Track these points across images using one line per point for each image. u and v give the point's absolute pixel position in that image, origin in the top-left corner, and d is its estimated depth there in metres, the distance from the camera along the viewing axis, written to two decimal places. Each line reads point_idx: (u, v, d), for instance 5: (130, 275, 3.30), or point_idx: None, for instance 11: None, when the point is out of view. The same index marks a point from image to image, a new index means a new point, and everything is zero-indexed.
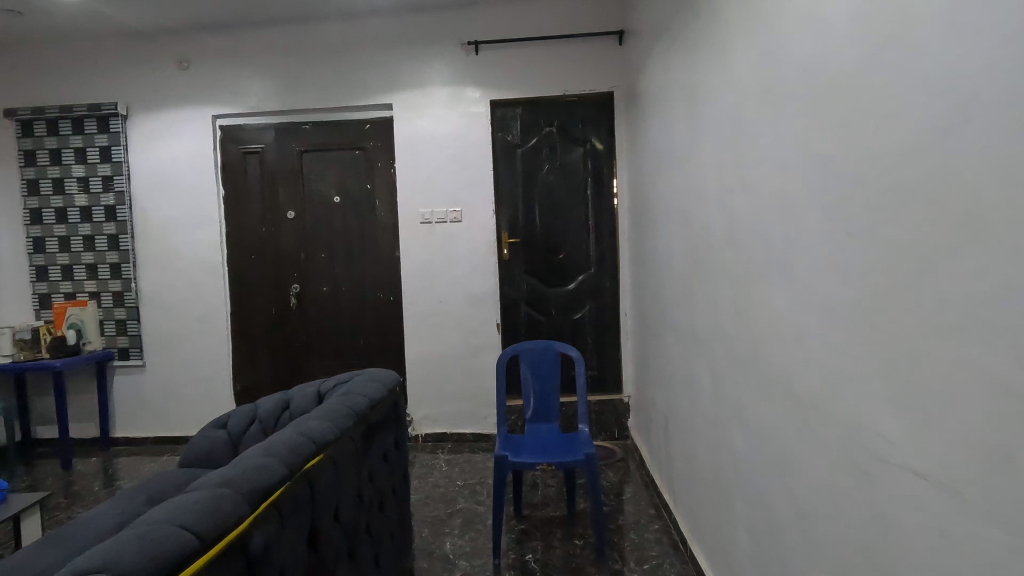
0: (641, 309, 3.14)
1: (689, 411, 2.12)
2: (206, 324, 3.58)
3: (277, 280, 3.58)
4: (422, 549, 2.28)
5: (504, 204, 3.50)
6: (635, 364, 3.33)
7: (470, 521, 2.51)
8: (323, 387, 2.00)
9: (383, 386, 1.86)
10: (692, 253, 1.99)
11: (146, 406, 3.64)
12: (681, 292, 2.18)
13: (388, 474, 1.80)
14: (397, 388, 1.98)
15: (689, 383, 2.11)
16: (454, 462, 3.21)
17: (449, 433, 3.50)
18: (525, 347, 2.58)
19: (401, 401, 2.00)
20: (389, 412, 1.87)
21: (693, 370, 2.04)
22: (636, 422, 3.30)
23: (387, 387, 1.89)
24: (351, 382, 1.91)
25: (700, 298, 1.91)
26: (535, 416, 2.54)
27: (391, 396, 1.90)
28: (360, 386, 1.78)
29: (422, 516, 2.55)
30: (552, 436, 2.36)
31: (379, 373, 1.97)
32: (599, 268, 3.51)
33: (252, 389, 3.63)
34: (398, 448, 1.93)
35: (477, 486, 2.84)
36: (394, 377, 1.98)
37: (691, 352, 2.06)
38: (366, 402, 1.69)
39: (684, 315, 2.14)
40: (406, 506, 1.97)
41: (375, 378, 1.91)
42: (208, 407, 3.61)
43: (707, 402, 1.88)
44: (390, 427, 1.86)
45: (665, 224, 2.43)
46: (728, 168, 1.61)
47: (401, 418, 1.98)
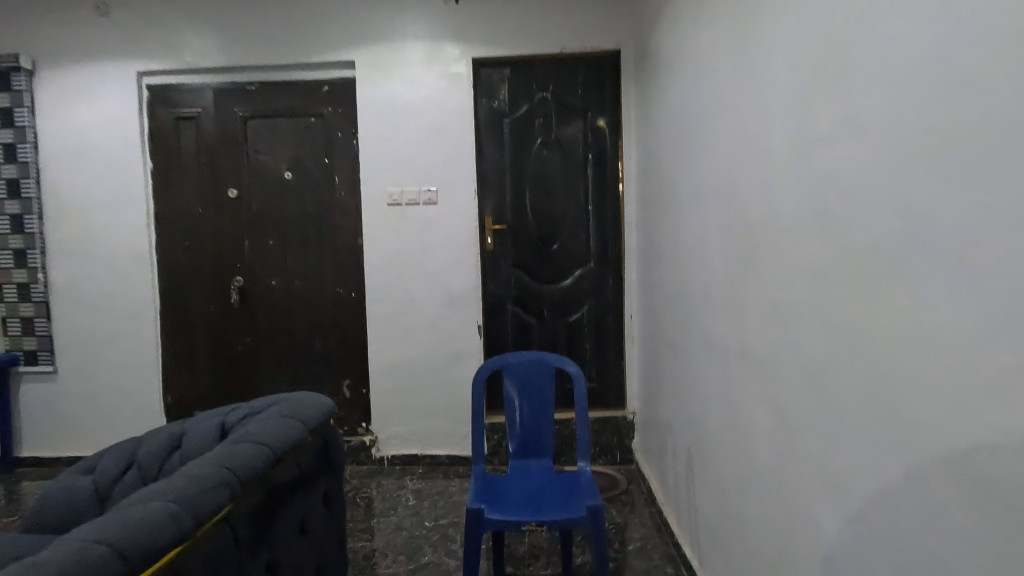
0: (651, 311, 2.61)
1: (730, 451, 1.60)
2: (131, 323, 2.99)
3: (215, 273, 2.99)
4: None
5: (488, 185, 2.95)
6: (642, 376, 2.81)
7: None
8: (230, 419, 1.48)
9: (306, 418, 1.32)
10: (742, 240, 1.46)
11: (58, 421, 3.03)
12: (720, 293, 1.65)
13: (308, 547, 1.26)
14: (333, 420, 1.44)
15: (731, 415, 1.59)
16: (423, 493, 2.66)
17: (421, 455, 2.95)
18: (510, 361, 2.04)
19: (338, 435, 1.46)
20: (313, 458, 1.31)
21: (741, 399, 1.51)
22: (644, 444, 2.76)
23: (317, 420, 1.34)
24: (263, 414, 1.36)
25: (757, 301, 1.37)
26: (521, 449, 1.99)
27: (319, 434, 1.35)
28: (267, 422, 1.23)
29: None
30: (543, 476, 1.82)
31: (309, 400, 1.42)
32: (600, 262, 2.97)
33: (186, 402, 3.04)
34: (327, 503, 1.38)
35: (449, 530, 2.29)
36: (326, 405, 1.44)
37: (737, 376, 1.53)
38: (274, 450, 1.14)
39: (727, 324, 1.60)
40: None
41: (296, 405, 1.36)
42: (134, 422, 3.03)
43: (763, 445, 1.36)
44: (315, 479, 1.32)
45: (693, 206, 1.90)
46: (817, 109, 1.08)
47: (339, 460, 1.44)
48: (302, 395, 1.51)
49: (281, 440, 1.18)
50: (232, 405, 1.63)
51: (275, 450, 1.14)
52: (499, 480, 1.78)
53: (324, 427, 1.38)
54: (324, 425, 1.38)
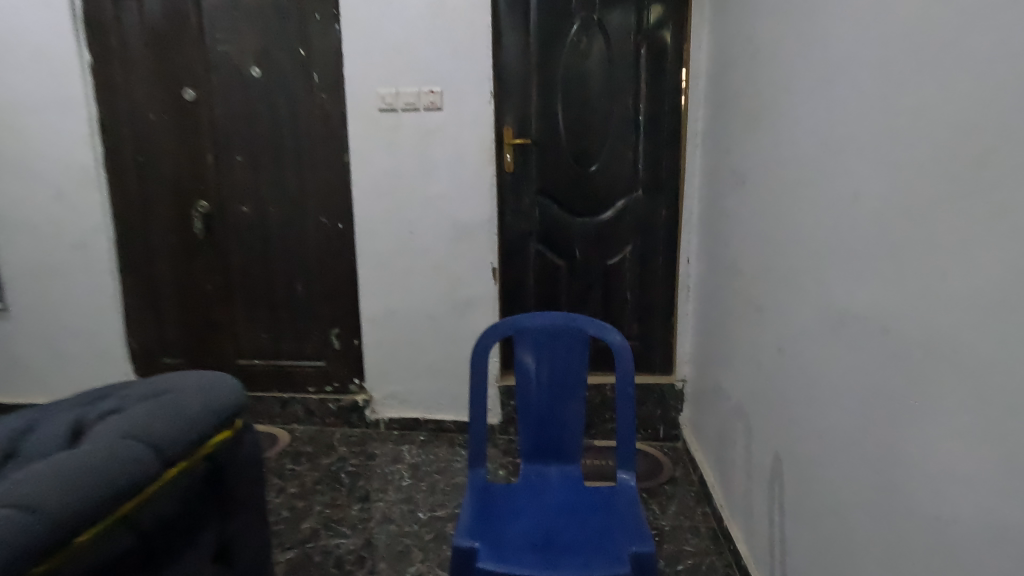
0: (716, 257, 1.98)
1: (876, 491, 1.02)
2: (84, 254, 2.52)
3: (175, 195, 2.45)
4: None
5: (510, 85, 2.27)
6: (697, 338, 2.22)
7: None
8: (94, 411, 0.98)
9: (174, 435, 0.84)
10: (966, 140, 0.80)
11: (14, 363, 2.65)
12: (879, 239, 1.00)
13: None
14: (233, 430, 0.96)
15: (885, 437, 0.99)
16: (420, 470, 2.18)
17: (422, 420, 2.48)
18: (526, 325, 1.45)
19: (245, 447, 0.99)
20: (182, 497, 0.86)
21: (911, 416, 0.92)
22: (694, 420, 2.21)
23: (196, 435, 0.87)
24: (121, 413, 0.89)
25: (995, 262, 0.75)
26: (535, 444, 1.45)
27: (200, 457, 0.88)
28: (87, 451, 0.76)
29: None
30: (566, 488, 1.31)
31: (208, 386, 0.98)
32: (650, 191, 2.31)
33: (153, 348, 2.60)
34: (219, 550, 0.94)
35: (446, 527, 1.83)
36: (227, 399, 0.95)
37: (910, 380, 0.92)
38: (68, 521, 0.68)
39: (889, 291, 0.97)
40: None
41: (167, 406, 0.88)
42: (97, 368, 2.62)
43: (975, 512, 0.79)
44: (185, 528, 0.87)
45: (822, 99, 1.22)
46: None
47: (245, 482, 0.99)
48: (206, 377, 1.02)
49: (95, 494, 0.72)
50: (117, 383, 1.13)
51: (69, 523, 0.68)
52: (503, 496, 1.26)
53: (211, 446, 0.90)
54: (212, 442, 0.90)
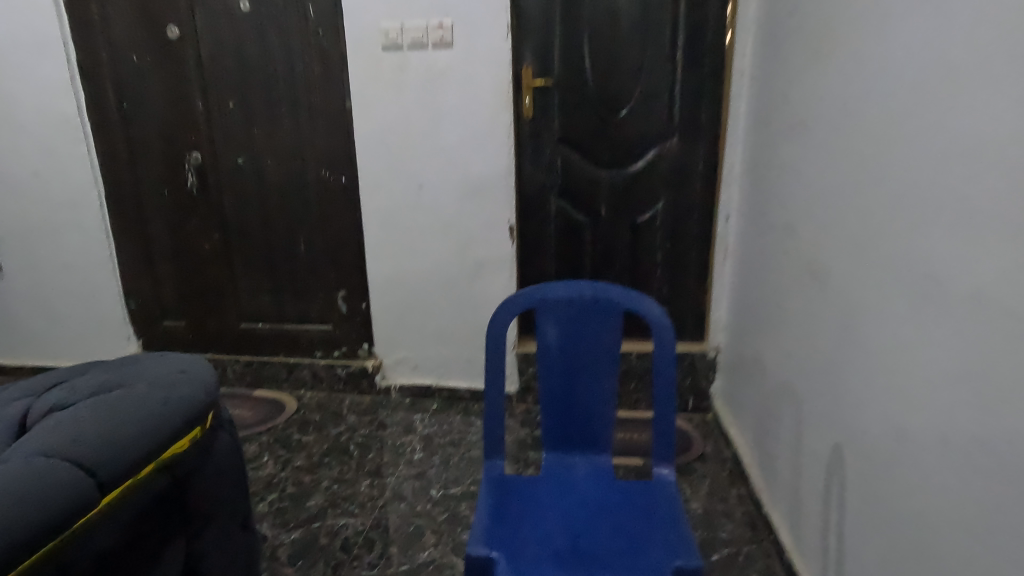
0: (763, 214, 1.75)
1: (976, 508, 0.84)
2: (74, 211, 2.37)
3: (164, 147, 2.26)
4: None
5: (529, 18, 1.99)
6: (734, 303, 2.02)
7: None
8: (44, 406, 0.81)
9: (127, 444, 0.73)
10: None
11: (14, 325, 2.55)
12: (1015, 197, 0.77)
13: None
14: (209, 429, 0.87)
15: (997, 446, 0.80)
16: (433, 442, 2.05)
17: (435, 388, 2.34)
18: (550, 296, 1.26)
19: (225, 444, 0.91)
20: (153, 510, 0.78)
21: None
22: (728, 393, 2.04)
23: (155, 439, 0.76)
24: (66, 411, 0.77)
25: None
26: (559, 430, 1.29)
27: (166, 466, 0.79)
28: (19, 470, 0.65)
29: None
30: (590, 495, 1.17)
31: (174, 376, 0.85)
32: (686, 139, 2.06)
33: (153, 310, 2.48)
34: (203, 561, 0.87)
35: (460, 507, 1.71)
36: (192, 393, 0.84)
37: None
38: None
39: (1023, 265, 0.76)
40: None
41: (122, 410, 0.77)
42: (97, 330, 2.51)
43: None
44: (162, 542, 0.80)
45: (929, 17, 0.96)
46: None
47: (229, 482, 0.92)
48: (173, 365, 0.90)
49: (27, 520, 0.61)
50: (81, 365, 0.98)
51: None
52: (519, 511, 1.11)
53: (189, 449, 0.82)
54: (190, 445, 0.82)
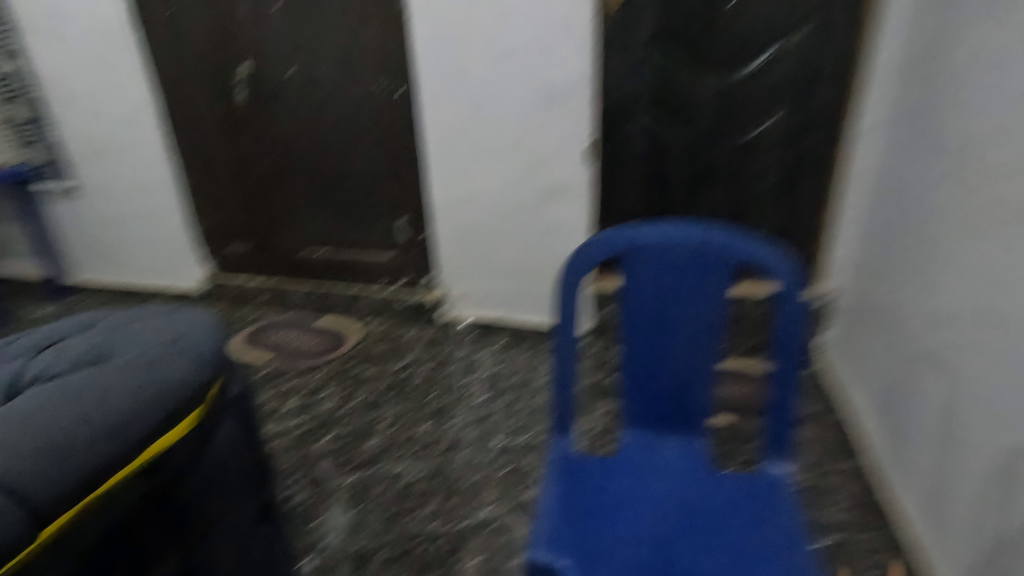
0: (925, 131, 1.36)
1: None
2: (134, 129, 2.25)
3: (214, 56, 2.07)
4: None
5: None
6: (863, 241, 1.67)
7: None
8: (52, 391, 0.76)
9: (112, 430, 0.74)
10: None
11: (92, 245, 2.53)
12: None
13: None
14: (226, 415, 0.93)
15: None
16: (497, 383, 1.91)
17: (500, 323, 2.18)
18: (643, 243, 1.03)
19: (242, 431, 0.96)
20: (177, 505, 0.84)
21: None
22: (843, 344, 1.74)
23: (144, 424, 0.76)
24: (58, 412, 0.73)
25: None
26: (643, 400, 1.12)
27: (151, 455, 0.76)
28: (7, 457, 0.67)
29: (410, 548, 1.35)
30: (676, 492, 1.03)
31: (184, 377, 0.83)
32: (820, 28, 1.61)
33: (217, 233, 2.41)
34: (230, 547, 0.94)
35: (525, 459, 1.57)
36: (189, 373, 0.83)
37: None
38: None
39: None
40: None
41: (106, 387, 0.77)
42: (166, 252, 2.48)
43: None
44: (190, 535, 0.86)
45: None
46: None
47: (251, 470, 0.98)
48: (169, 332, 0.87)
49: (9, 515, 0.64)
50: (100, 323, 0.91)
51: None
52: (597, 512, 0.98)
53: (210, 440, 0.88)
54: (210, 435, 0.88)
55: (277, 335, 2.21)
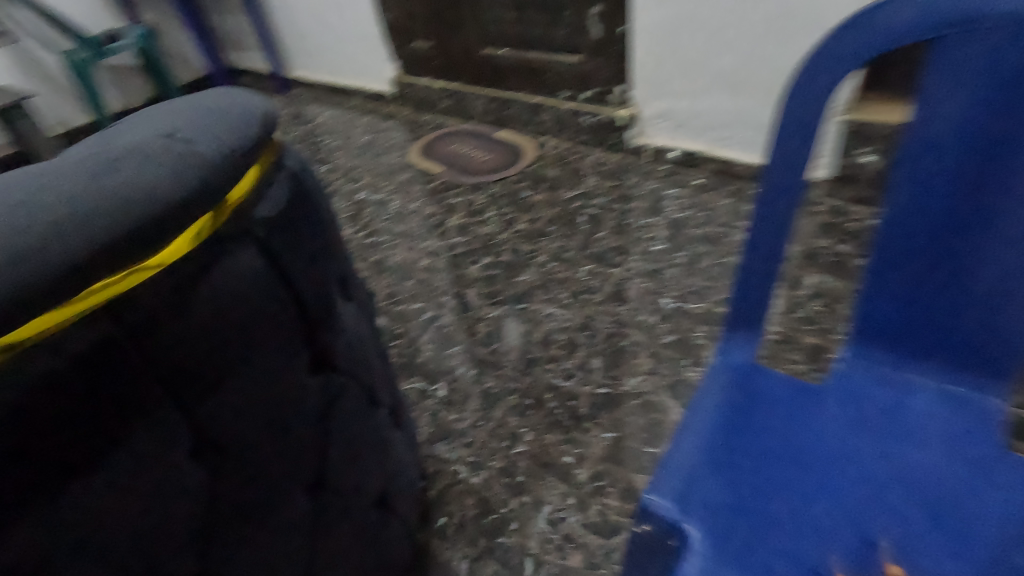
0: None
1: None
2: None
3: None
4: (487, 481, 1.06)
5: None
6: None
7: (612, 468, 1.05)
8: (34, 173, 0.44)
9: (38, 235, 0.39)
10: None
11: (299, 38, 2.54)
12: None
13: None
14: (291, 241, 0.59)
15: None
16: (684, 232, 1.53)
17: (701, 156, 1.71)
18: (994, 14, 0.55)
19: (316, 267, 0.63)
20: (204, 380, 0.50)
21: None
22: None
23: (96, 221, 0.41)
24: (30, 190, 0.42)
25: None
26: (910, 303, 0.70)
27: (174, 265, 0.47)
28: None
29: (542, 401, 1.17)
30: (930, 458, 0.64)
31: (231, 148, 0.51)
32: None
33: (403, 26, 2.21)
34: (301, 442, 0.62)
35: (698, 333, 1.26)
36: (188, 156, 0.48)
37: None
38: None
39: None
40: (364, 535, 0.77)
41: (57, 180, 0.43)
42: (360, 47, 2.38)
43: None
44: (232, 428, 0.54)
45: None
46: None
47: (333, 326, 0.66)
48: (187, 111, 0.54)
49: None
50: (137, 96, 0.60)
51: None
52: (791, 475, 0.63)
53: (264, 277, 0.55)
54: (260, 270, 0.54)
55: (451, 147, 2.04)
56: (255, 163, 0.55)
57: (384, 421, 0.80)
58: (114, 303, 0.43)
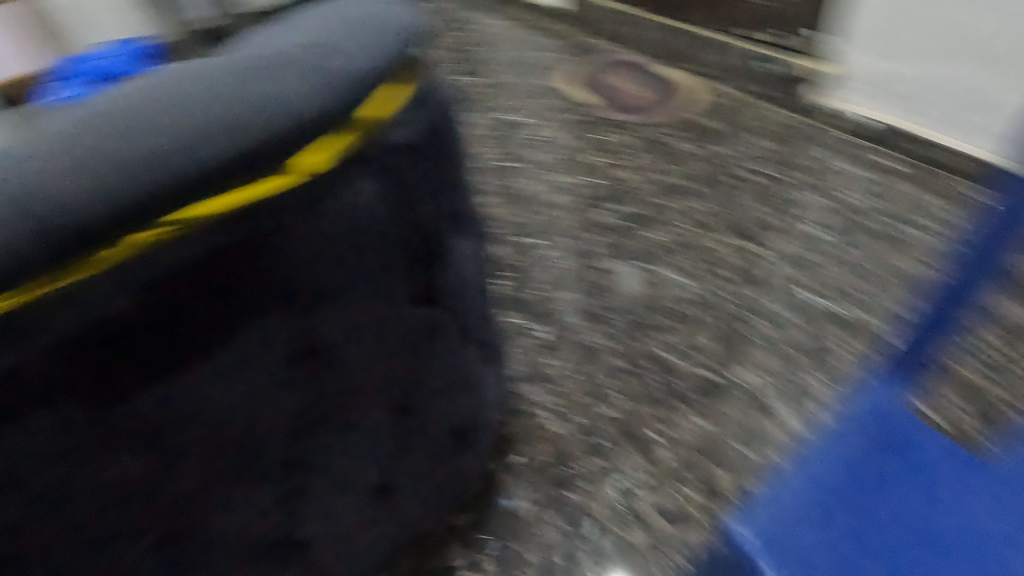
0: None
1: None
2: None
3: None
4: (565, 434, 1.04)
5: None
6: None
7: (700, 460, 0.98)
8: (179, 79, 0.46)
9: (177, 149, 0.41)
10: None
11: None
12: None
13: (313, 476, 0.68)
14: (414, 174, 0.59)
15: None
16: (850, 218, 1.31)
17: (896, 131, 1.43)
18: None
19: (435, 201, 0.63)
20: (306, 300, 0.56)
21: None
22: None
23: (224, 140, 0.43)
24: (174, 100, 0.44)
25: None
26: None
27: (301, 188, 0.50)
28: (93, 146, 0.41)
29: (639, 370, 1.10)
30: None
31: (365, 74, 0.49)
32: None
33: None
34: (389, 363, 0.68)
35: (837, 339, 1.09)
36: (321, 80, 0.48)
37: None
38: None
39: None
40: (438, 454, 0.81)
41: (201, 91, 0.45)
42: None
43: None
44: (330, 344, 0.60)
45: None
46: None
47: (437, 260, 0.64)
48: (329, 26, 0.52)
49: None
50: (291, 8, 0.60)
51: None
52: (892, 542, 0.63)
53: (375, 208, 0.57)
54: (372, 202, 0.57)
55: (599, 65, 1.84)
56: (389, 84, 0.53)
57: (475, 358, 0.80)
58: (231, 217, 0.48)
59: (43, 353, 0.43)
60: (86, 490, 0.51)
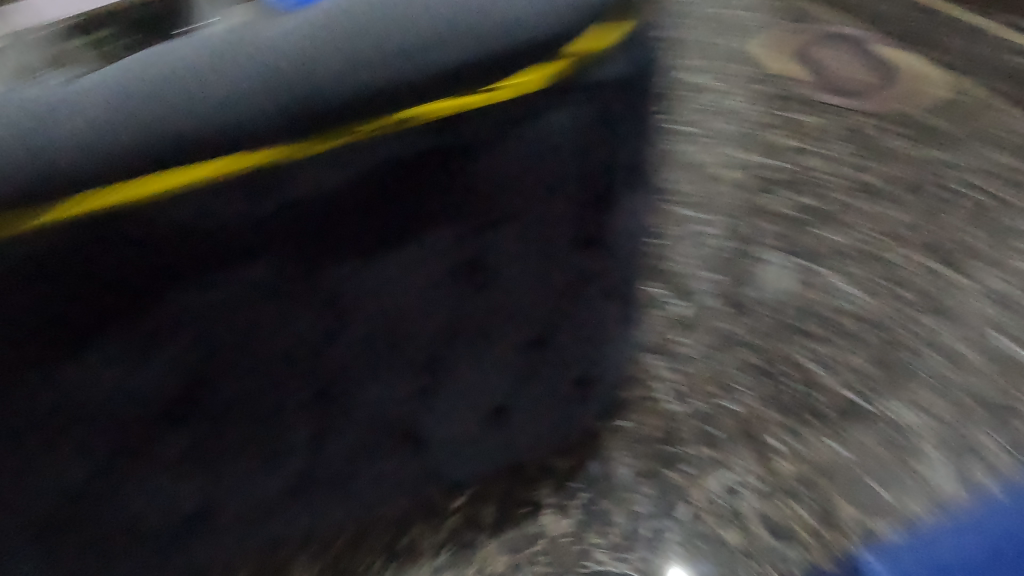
0: None
1: None
2: None
3: None
4: (681, 415, 1.01)
5: None
6: None
7: (825, 485, 0.90)
8: None
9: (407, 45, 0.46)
10: None
11: None
12: None
13: (447, 382, 0.73)
14: (613, 121, 0.62)
15: None
16: None
17: None
18: None
19: (625, 152, 0.66)
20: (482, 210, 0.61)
21: None
22: None
23: (462, 42, 0.48)
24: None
25: None
26: None
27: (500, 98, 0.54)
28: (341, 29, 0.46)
29: (775, 370, 1.03)
30: None
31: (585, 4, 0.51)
32: None
33: None
34: (540, 300, 0.72)
35: None
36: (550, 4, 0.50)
37: None
38: (126, 147, 0.42)
39: None
40: (556, 396, 0.83)
41: None
42: None
43: None
44: (496, 264, 0.67)
45: None
46: None
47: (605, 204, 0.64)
48: None
49: (241, 79, 0.44)
50: None
51: (143, 145, 0.43)
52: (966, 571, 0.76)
53: (564, 147, 0.62)
54: (565, 138, 0.62)
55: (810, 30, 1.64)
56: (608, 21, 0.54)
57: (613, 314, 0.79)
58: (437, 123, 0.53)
59: (289, 202, 0.53)
60: (277, 331, 0.60)
